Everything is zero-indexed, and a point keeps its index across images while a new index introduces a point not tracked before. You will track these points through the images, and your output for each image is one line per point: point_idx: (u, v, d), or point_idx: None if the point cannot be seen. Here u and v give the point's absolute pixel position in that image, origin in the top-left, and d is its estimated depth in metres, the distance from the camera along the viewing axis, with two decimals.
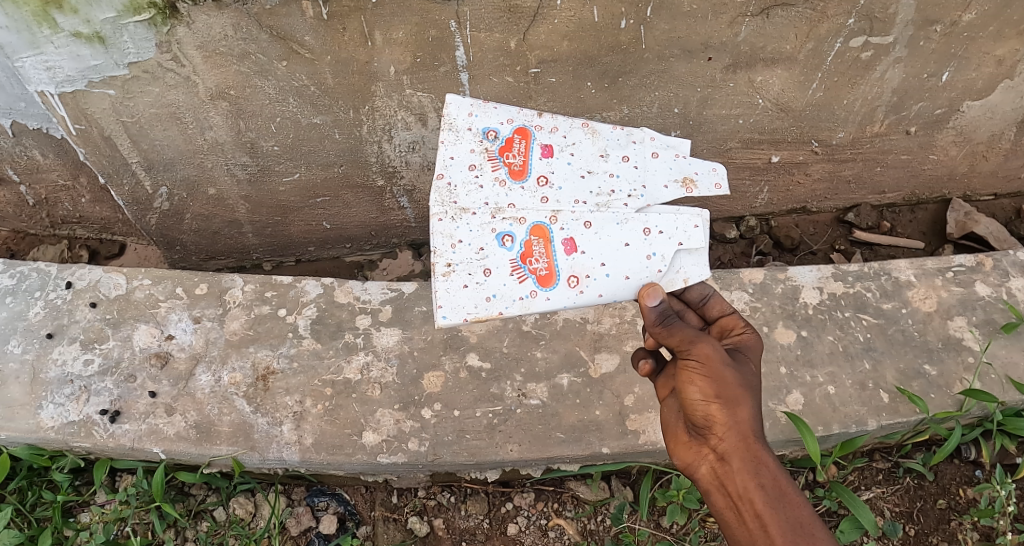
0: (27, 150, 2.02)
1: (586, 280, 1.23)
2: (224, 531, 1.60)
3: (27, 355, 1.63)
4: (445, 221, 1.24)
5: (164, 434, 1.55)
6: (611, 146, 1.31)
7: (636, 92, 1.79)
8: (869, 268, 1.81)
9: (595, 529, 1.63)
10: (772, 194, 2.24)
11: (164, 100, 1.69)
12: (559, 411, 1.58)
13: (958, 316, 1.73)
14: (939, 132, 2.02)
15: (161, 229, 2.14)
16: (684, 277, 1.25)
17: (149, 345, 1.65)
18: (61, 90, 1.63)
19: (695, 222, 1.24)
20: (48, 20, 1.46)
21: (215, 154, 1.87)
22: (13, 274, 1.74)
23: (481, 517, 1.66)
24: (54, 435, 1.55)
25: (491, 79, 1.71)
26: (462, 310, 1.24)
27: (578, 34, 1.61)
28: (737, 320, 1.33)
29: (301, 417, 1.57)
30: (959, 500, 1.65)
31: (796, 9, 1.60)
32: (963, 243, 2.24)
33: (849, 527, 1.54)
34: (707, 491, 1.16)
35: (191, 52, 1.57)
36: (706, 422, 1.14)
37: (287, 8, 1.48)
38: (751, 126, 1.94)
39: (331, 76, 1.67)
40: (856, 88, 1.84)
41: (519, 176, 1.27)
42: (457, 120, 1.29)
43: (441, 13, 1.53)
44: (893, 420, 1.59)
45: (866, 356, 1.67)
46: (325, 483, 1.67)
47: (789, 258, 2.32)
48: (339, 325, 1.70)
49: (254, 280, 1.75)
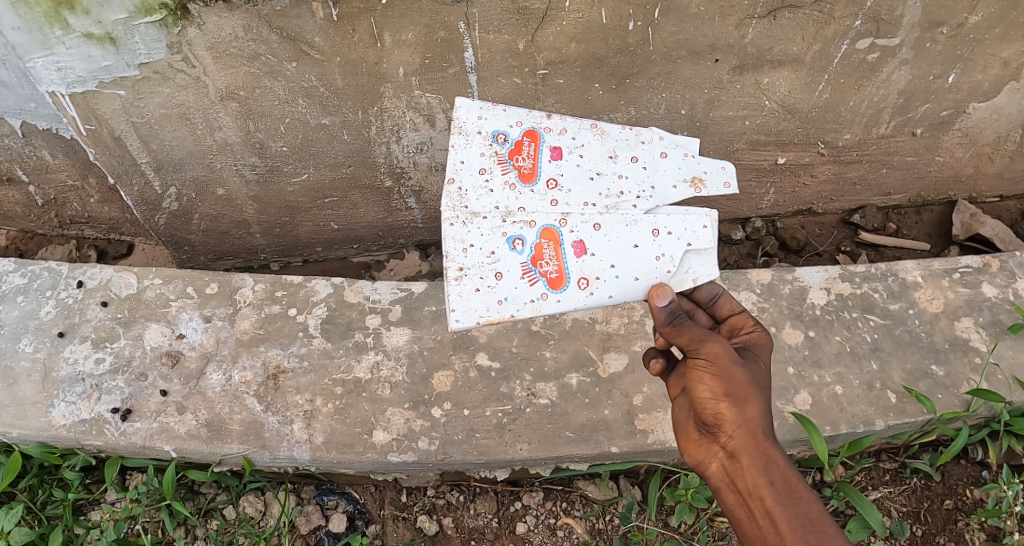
0: (36, 150, 2.03)
1: (595, 281, 1.23)
2: (234, 529, 1.60)
3: (38, 354, 1.64)
4: (457, 225, 1.25)
5: (175, 432, 1.56)
6: (620, 146, 1.32)
7: (643, 93, 1.80)
8: (876, 269, 1.81)
9: (604, 528, 1.64)
10: (779, 195, 2.24)
11: (174, 101, 1.70)
12: (568, 410, 1.59)
13: (965, 316, 1.73)
14: (945, 133, 2.03)
15: (169, 229, 2.15)
16: (693, 277, 1.25)
17: (160, 344, 1.66)
18: (72, 90, 1.64)
19: (704, 222, 1.25)
20: (60, 21, 1.47)
21: (224, 154, 1.88)
22: (24, 274, 1.75)
23: (489, 516, 1.67)
24: (66, 434, 1.56)
25: (500, 80, 1.72)
26: (475, 314, 1.24)
27: (586, 36, 1.62)
28: (746, 319, 1.34)
29: (311, 416, 1.58)
30: (966, 500, 1.65)
31: (803, 11, 1.61)
32: (968, 244, 2.25)
33: (857, 527, 1.54)
34: (717, 488, 1.17)
35: (201, 52, 1.58)
36: (716, 420, 1.15)
37: (297, 9, 1.49)
38: (757, 127, 1.95)
39: (340, 77, 1.68)
40: (863, 90, 1.85)
41: (529, 179, 1.28)
42: (466, 124, 1.30)
43: (450, 15, 1.54)
44: (900, 420, 1.60)
45: (873, 357, 1.68)
46: (335, 482, 1.68)
47: (795, 259, 2.33)
48: (349, 324, 1.71)
49: (264, 280, 1.76)
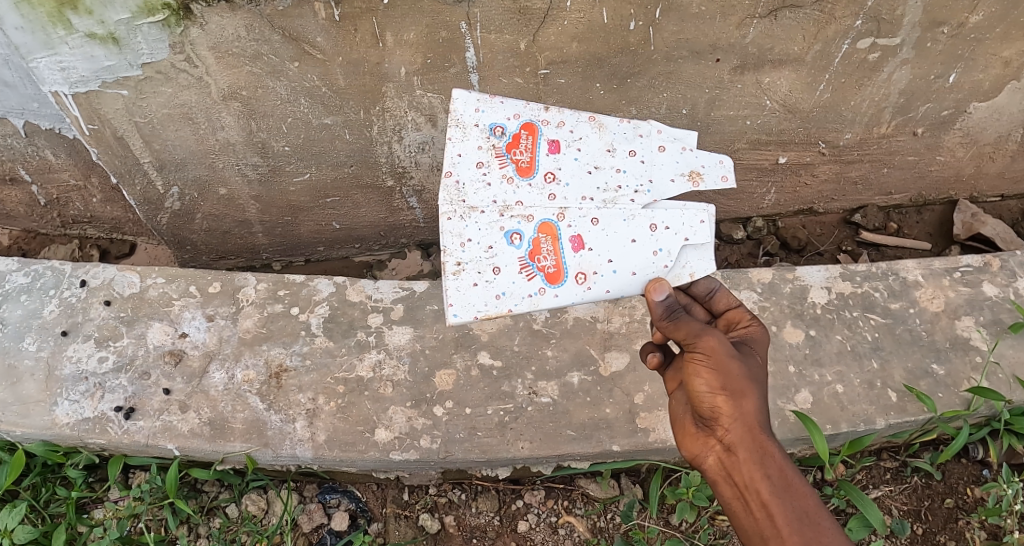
0: (39, 150, 2.04)
1: (593, 276, 1.24)
2: (237, 527, 1.61)
3: (41, 353, 1.65)
4: (455, 219, 1.25)
5: (178, 430, 1.57)
6: (618, 140, 1.33)
7: (644, 93, 1.80)
8: (877, 268, 1.81)
9: (605, 526, 1.64)
10: (779, 195, 2.25)
11: (177, 101, 1.71)
12: (570, 409, 1.60)
13: (966, 316, 1.74)
14: (946, 133, 2.03)
15: (172, 229, 2.16)
16: (690, 272, 1.26)
17: (163, 342, 1.67)
18: (75, 90, 1.64)
19: (701, 217, 1.26)
20: (63, 21, 1.47)
21: (226, 154, 1.89)
22: (27, 273, 1.76)
23: (491, 514, 1.67)
24: (69, 432, 1.56)
25: (501, 80, 1.73)
26: (473, 309, 1.25)
27: (588, 36, 1.62)
28: (743, 313, 1.35)
29: (314, 415, 1.59)
30: (967, 499, 1.66)
31: (804, 11, 1.61)
32: (970, 244, 2.25)
33: (858, 525, 1.55)
34: (714, 482, 1.17)
35: (204, 52, 1.59)
36: (713, 414, 1.15)
37: (299, 10, 1.50)
38: (759, 127, 1.96)
39: (342, 76, 1.68)
40: (864, 89, 1.85)
41: (527, 172, 1.28)
42: (463, 117, 1.30)
43: (452, 15, 1.54)
44: (901, 419, 1.60)
45: (874, 356, 1.68)
46: (337, 480, 1.69)
47: (795, 258, 2.33)
48: (351, 323, 1.71)
49: (267, 279, 1.77)
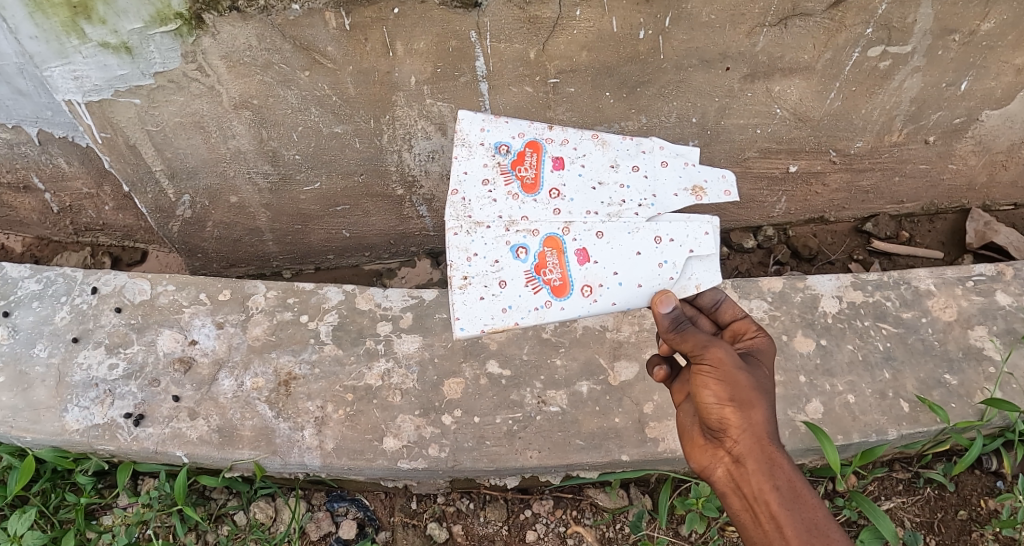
0: (52, 158, 2.05)
1: (599, 289, 1.23)
2: (244, 534, 1.62)
3: (52, 359, 1.66)
4: (461, 235, 1.25)
5: (187, 437, 1.57)
6: (621, 156, 1.31)
7: (653, 102, 1.80)
8: (889, 277, 1.80)
9: (614, 537, 1.63)
10: (790, 203, 2.24)
11: (189, 110, 1.72)
12: (579, 418, 1.59)
13: (979, 325, 1.72)
14: (958, 141, 2.02)
15: (183, 237, 2.18)
16: (696, 284, 1.25)
17: (172, 349, 1.68)
18: (88, 99, 1.66)
19: (706, 229, 1.24)
20: (76, 30, 1.49)
21: (237, 162, 1.90)
22: (40, 280, 1.78)
23: (499, 524, 1.66)
24: (78, 438, 1.57)
25: (511, 89, 1.73)
26: (479, 322, 1.24)
27: (597, 45, 1.63)
28: (749, 324, 1.33)
29: (322, 423, 1.59)
30: (980, 511, 1.63)
31: (814, 20, 1.61)
32: (982, 253, 2.22)
33: (869, 537, 1.54)
34: (723, 493, 1.17)
35: (216, 61, 1.60)
36: (721, 425, 1.14)
37: (310, 19, 1.50)
38: (769, 135, 1.95)
39: (352, 85, 1.69)
40: (874, 98, 1.84)
41: (532, 189, 1.27)
42: (469, 136, 1.30)
43: (462, 24, 1.55)
44: (914, 429, 1.58)
45: (886, 366, 1.66)
46: (346, 489, 1.70)
47: (807, 267, 2.30)
48: (360, 331, 1.71)
49: (276, 286, 1.78)
